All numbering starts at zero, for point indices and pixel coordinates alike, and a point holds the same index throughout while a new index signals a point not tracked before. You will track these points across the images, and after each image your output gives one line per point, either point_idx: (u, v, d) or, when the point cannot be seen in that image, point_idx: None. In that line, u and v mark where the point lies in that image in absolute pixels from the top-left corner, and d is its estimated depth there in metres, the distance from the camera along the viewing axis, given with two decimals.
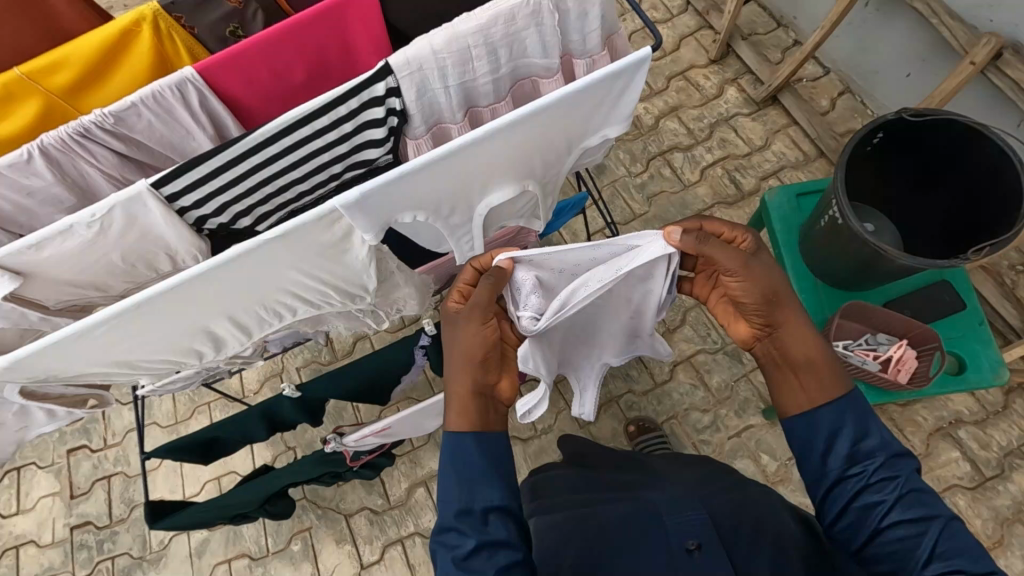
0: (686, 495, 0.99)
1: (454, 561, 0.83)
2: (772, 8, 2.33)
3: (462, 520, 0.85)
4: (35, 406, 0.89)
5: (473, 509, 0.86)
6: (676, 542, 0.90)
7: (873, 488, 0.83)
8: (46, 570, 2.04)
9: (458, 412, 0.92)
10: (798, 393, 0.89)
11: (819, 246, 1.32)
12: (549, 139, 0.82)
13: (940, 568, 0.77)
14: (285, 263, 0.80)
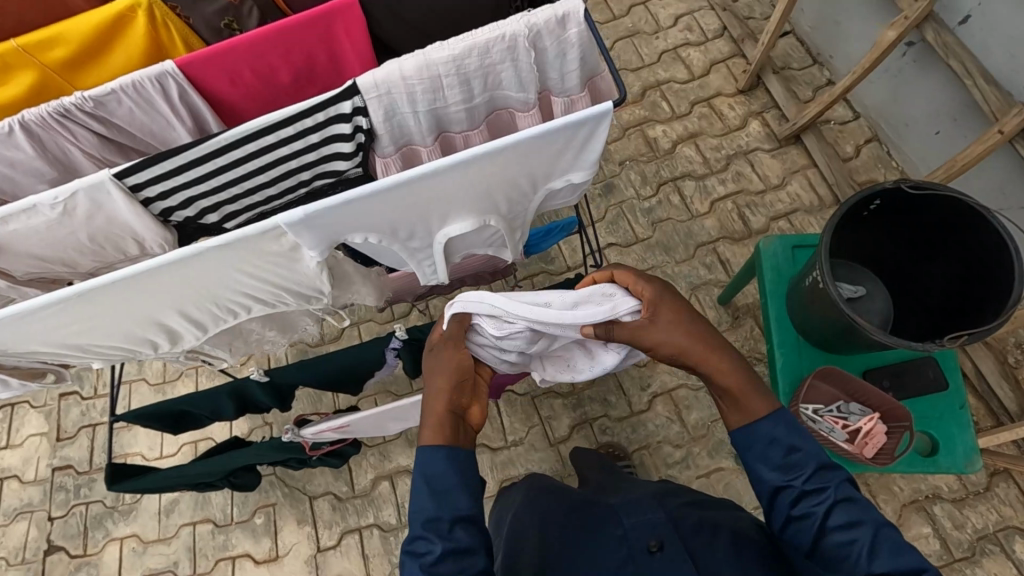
0: (646, 501, 1.01)
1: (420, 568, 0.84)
2: (810, 44, 2.27)
3: (429, 528, 0.86)
4: None
5: (442, 516, 0.87)
6: (638, 544, 0.91)
7: (809, 497, 0.85)
8: (25, 506, 2.12)
9: (434, 427, 0.90)
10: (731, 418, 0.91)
11: (801, 303, 1.29)
12: (509, 178, 0.80)
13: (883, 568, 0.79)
14: (235, 270, 0.80)
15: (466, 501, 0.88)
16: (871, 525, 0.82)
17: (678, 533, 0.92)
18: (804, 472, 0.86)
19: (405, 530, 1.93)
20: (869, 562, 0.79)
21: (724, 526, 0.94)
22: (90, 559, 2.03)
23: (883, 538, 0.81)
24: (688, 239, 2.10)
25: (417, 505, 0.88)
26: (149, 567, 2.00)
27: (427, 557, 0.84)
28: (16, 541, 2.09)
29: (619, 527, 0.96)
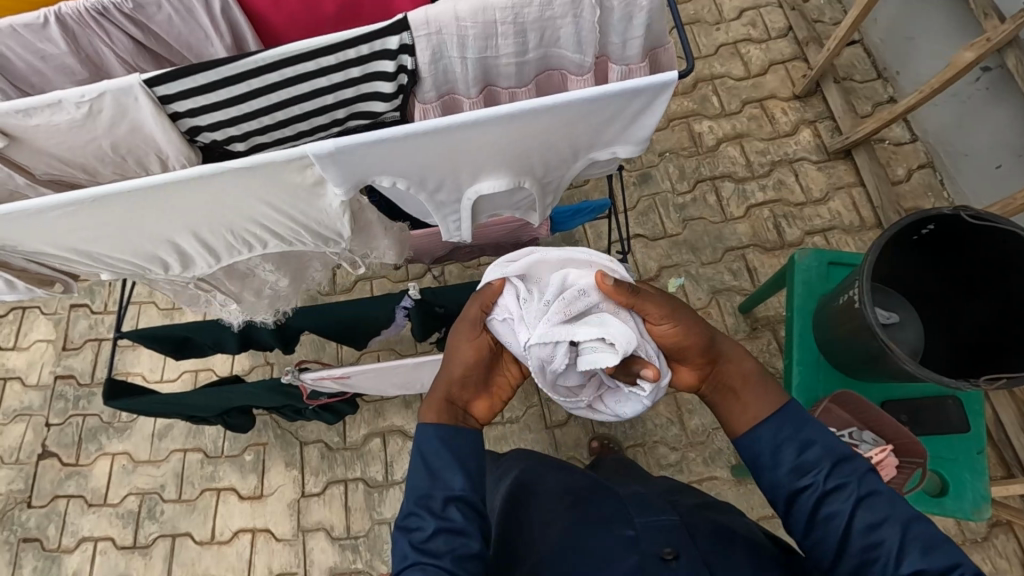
0: (653, 502, 0.99)
1: (410, 544, 0.86)
2: (877, 56, 2.16)
3: (421, 505, 0.88)
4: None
5: (436, 494, 0.89)
6: (651, 550, 0.87)
7: (830, 497, 0.85)
8: (25, 408, 2.17)
9: (435, 405, 0.95)
10: (738, 419, 0.93)
11: (831, 326, 1.24)
12: (553, 141, 0.75)
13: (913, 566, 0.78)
14: (253, 195, 0.76)
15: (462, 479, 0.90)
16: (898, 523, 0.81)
17: (691, 541, 0.89)
18: (822, 472, 0.85)
19: (390, 489, 1.92)
20: (896, 565, 0.79)
21: (739, 536, 0.92)
22: (81, 469, 2.06)
23: (911, 537, 0.80)
24: (717, 241, 2.04)
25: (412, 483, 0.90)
26: (135, 486, 2.02)
27: (419, 533, 0.86)
28: (12, 441, 2.13)
29: (628, 529, 0.93)
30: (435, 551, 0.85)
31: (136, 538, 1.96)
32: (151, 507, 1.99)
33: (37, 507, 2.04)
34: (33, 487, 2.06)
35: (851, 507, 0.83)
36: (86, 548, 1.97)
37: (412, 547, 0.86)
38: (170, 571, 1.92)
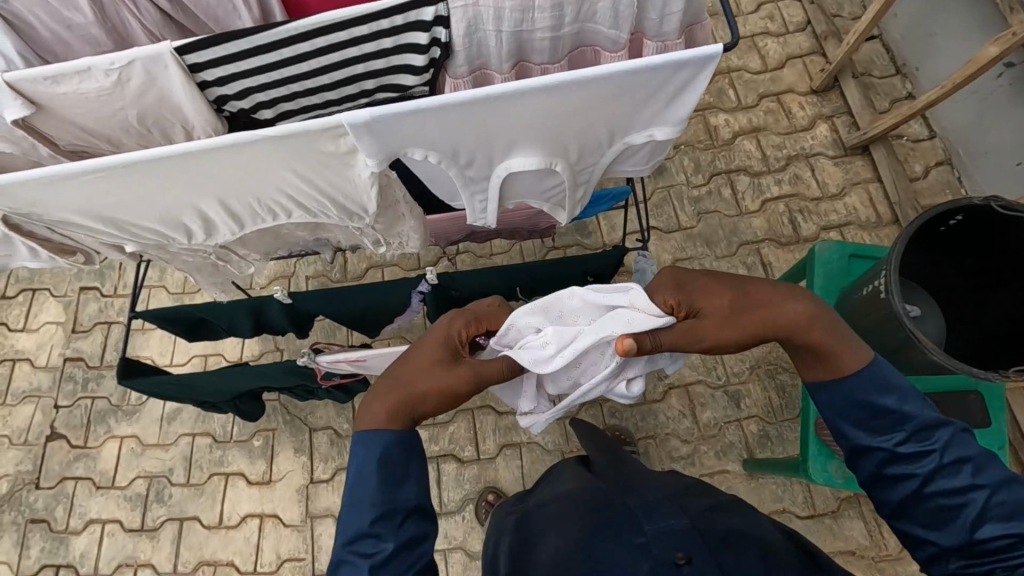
0: (667, 503, 0.94)
1: (368, 568, 0.81)
2: (896, 52, 2.14)
3: (378, 525, 0.83)
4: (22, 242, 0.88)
5: (396, 510, 0.85)
6: (664, 554, 0.83)
7: (901, 460, 0.81)
8: (34, 389, 2.16)
9: (381, 412, 0.89)
10: (812, 372, 0.87)
11: (855, 317, 1.23)
12: (588, 117, 0.74)
13: (993, 530, 0.75)
14: (286, 163, 0.75)
15: (414, 489, 0.87)
16: (986, 489, 0.77)
17: (703, 543, 0.85)
18: (901, 434, 0.81)
19: None
20: (973, 529, 0.76)
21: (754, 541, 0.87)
22: (89, 452, 2.06)
23: (995, 504, 0.76)
24: (732, 235, 2.03)
25: (358, 497, 0.85)
26: (144, 469, 2.02)
27: (375, 556, 0.82)
28: (21, 422, 2.12)
29: (640, 533, 0.88)
30: (394, 572, 0.82)
31: (144, 521, 1.96)
32: (159, 490, 1.99)
33: (45, 488, 2.04)
34: (41, 468, 2.06)
35: (931, 470, 0.79)
36: (94, 530, 1.97)
37: (369, 572, 0.80)
38: (178, 554, 1.92)
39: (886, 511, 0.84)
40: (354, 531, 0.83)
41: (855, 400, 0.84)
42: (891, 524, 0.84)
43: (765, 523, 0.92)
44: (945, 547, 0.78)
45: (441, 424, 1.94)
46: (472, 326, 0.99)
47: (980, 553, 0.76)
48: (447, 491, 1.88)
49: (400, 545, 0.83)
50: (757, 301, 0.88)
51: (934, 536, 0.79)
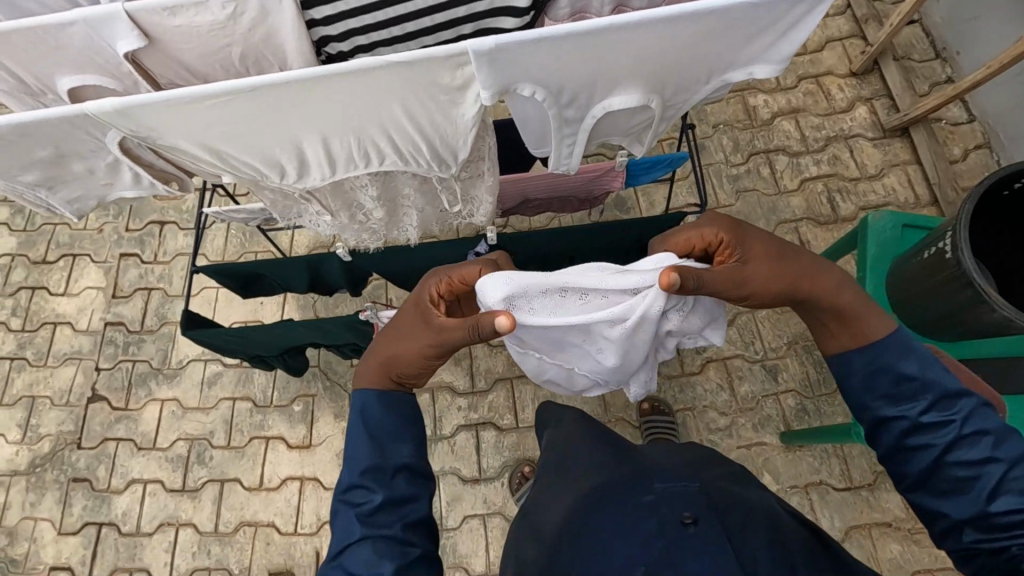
0: (677, 472, 1.03)
1: (356, 515, 0.92)
2: (936, 36, 2.16)
3: (366, 477, 0.94)
4: (128, 170, 0.91)
5: (386, 466, 0.96)
6: (672, 515, 0.90)
7: (924, 431, 0.87)
8: (75, 352, 2.19)
9: (372, 371, 1.04)
10: (840, 340, 0.95)
11: (909, 282, 1.26)
12: (696, 54, 0.77)
13: (1005, 504, 0.81)
14: (400, 95, 0.77)
15: (408, 450, 0.99)
16: (1004, 462, 0.83)
17: (710, 505, 0.92)
18: (923, 403, 0.88)
19: (439, 443, 1.93)
20: (987, 501, 0.82)
21: (757, 508, 0.94)
22: (131, 414, 2.09)
23: (1011, 478, 0.82)
24: (770, 214, 2.05)
25: (354, 454, 0.97)
26: (185, 432, 2.05)
27: (364, 505, 0.93)
28: (62, 384, 2.15)
29: (649, 495, 0.96)
30: (383, 520, 0.93)
31: (186, 482, 1.99)
32: (200, 452, 2.02)
33: (87, 448, 2.07)
34: (83, 429, 2.09)
35: (950, 440, 0.85)
36: (136, 490, 2.00)
37: (359, 521, 0.92)
38: (219, 514, 1.95)
39: (910, 483, 0.90)
40: (348, 484, 0.95)
41: (878, 363, 0.92)
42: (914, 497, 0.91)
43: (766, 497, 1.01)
44: (958, 518, 0.84)
45: (480, 392, 1.97)
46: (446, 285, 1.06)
47: (995, 526, 0.81)
48: (486, 457, 1.91)
49: (389, 497, 0.94)
50: (785, 257, 0.99)
51: (952, 506, 0.85)
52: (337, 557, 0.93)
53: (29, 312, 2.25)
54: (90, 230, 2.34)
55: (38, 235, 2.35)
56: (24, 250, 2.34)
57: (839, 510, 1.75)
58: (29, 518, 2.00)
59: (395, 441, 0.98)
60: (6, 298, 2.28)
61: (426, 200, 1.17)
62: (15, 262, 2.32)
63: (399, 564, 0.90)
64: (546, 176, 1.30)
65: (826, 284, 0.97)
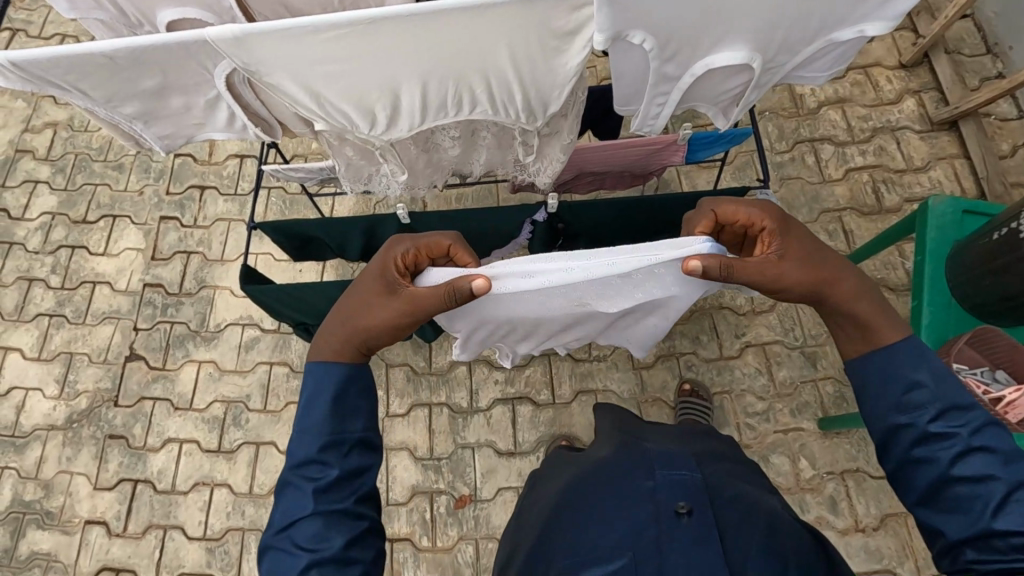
0: (681, 457, 0.97)
1: (311, 492, 0.84)
2: (988, 31, 2.15)
3: (327, 452, 0.86)
4: (226, 105, 0.95)
5: (341, 440, 0.87)
6: (665, 504, 0.87)
7: (929, 443, 0.80)
8: (113, 311, 2.20)
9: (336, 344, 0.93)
10: (856, 347, 0.89)
11: (970, 264, 1.26)
12: (809, 6, 0.80)
13: (1010, 524, 0.73)
14: (507, 34, 0.80)
15: (362, 422, 0.89)
16: (1005, 481, 0.75)
17: (710, 502, 0.88)
18: (932, 412, 0.80)
19: (475, 416, 1.94)
20: (990, 518, 0.74)
21: (761, 513, 0.90)
22: (168, 374, 2.11)
23: (1014, 499, 0.74)
24: (814, 202, 2.04)
25: (310, 426, 0.87)
26: (221, 394, 2.06)
27: (319, 481, 0.84)
28: (100, 342, 2.17)
29: (649, 480, 0.92)
30: (335, 497, 0.85)
31: (222, 443, 2.01)
32: (236, 415, 2.04)
33: (124, 406, 2.08)
34: (120, 387, 2.11)
35: (954, 454, 0.77)
36: (172, 449, 2.02)
37: (314, 495, 0.83)
38: (254, 476, 1.97)
39: (914, 498, 0.81)
40: (303, 457, 0.85)
41: (886, 372, 0.85)
42: (915, 512, 0.82)
43: (774, 502, 0.98)
44: (957, 536, 0.76)
45: (517, 366, 1.98)
46: (414, 254, 0.97)
47: (992, 547, 0.74)
48: (522, 431, 1.91)
49: (343, 474, 0.85)
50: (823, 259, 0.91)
51: (949, 524, 0.77)
52: (283, 531, 0.84)
53: (68, 271, 2.26)
54: (131, 192, 2.36)
55: (78, 196, 2.36)
56: (64, 209, 2.35)
57: (875, 498, 1.75)
58: (65, 472, 2.02)
59: (345, 415, 0.88)
60: (46, 256, 2.29)
61: (500, 143, 1.21)
62: (55, 221, 2.34)
63: (349, 537, 0.83)
64: (606, 153, 1.29)
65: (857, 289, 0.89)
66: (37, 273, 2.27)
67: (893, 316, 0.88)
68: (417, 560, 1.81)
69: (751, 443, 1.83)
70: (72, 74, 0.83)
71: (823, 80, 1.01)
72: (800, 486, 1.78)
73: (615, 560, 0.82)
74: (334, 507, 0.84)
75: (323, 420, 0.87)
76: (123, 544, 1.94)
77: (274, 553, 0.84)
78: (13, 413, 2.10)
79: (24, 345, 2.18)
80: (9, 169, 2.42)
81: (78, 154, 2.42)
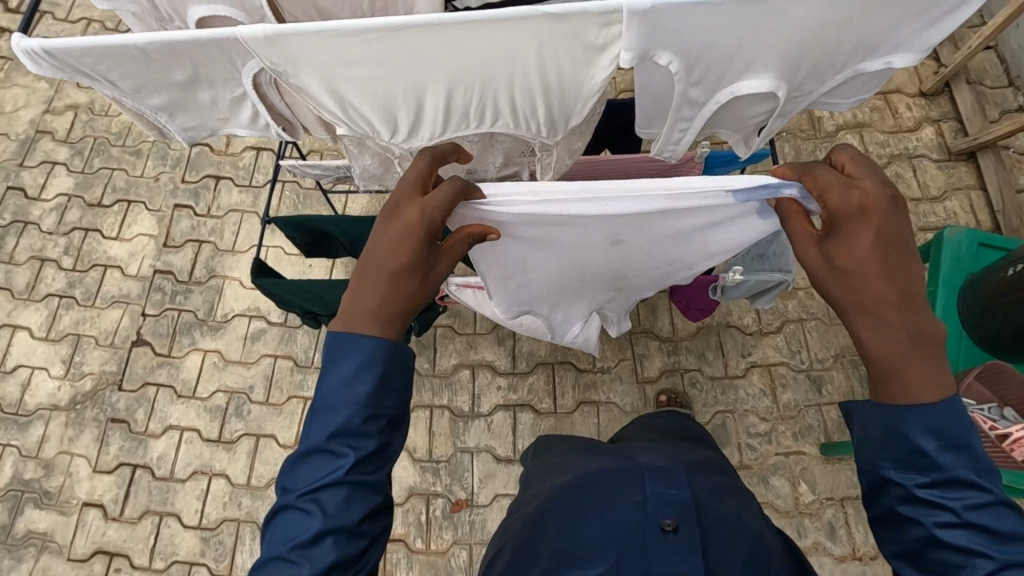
0: (675, 472, 0.95)
1: (339, 468, 0.79)
2: (1011, 64, 2.14)
3: (367, 423, 0.82)
4: (253, 104, 0.97)
5: (380, 413, 0.83)
6: (653, 518, 0.85)
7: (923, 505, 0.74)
8: (123, 295, 2.22)
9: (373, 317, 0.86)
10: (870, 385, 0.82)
11: (985, 298, 1.26)
12: (839, 37, 0.82)
13: None
14: (534, 47, 0.80)
15: (394, 400, 0.84)
16: (996, 560, 0.70)
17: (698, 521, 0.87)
18: (926, 477, 0.75)
19: (476, 420, 1.94)
20: None
21: (747, 534, 0.90)
22: (173, 360, 2.12)
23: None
24: None
25: (348, 395, 0.82)
26: (225, 384, 2.07)
27: (358, 451, 0.81)
28: (109, 325, 2.18)
29: (639, 493, 0.90)
30: (366, 469, 0.81)
31: (222, 433, 2.02)
32: (239, 405, 2.04)
33: (128, 390, 2.09)
34: (125, 370, 2.12)
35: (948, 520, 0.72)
36: (172, 436, 2.03)
37: (345, 466, 0.80)
38: (253, 467, 1.97)
39: (893, 549, 0.78)
40: (342, 424, 0.81)
41: (892, 425, 0.77)
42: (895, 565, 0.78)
43: (756, 517, 0.98)
44: None
45: (521, 374, 1.97)
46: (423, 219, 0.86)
47: None
48: (522, 439, 1.91)
49: (381, 447, 0.82)
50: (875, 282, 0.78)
51: None
52: (307, 494, 0.80)
53: (80, 253, 2.28)
54: (147, 178, 2.37)
55: (95, 179, 2.38)
56: (80, 191, 2.37)
57: None
58: (66, 453, 2.03)
59: (382, 391, 0.83)
60: (60, 237, 2.31)
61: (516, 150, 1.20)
62: (71, 202, 2.36)
63: (366, 510, 0.81)
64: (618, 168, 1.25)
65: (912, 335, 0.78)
66: (50, 253, 2.29)
67: (936, 377, 0.76)
68: (410, 561, 1.81)
69: (752, 464, 1.82)
70: (104, 64, 0.83)
71: (846, 105, 1.03)
72: (799, 510, 1.77)
73: (594, 564, 0.82)
74: (363, 480, 0.81)
75: (362, 398, 0.82)
76: (119, 527, 1.94)
77: (290, 513, 0.81)
78: (19, 390, 2.12)
79: (33, 324, 2.20)
80: (28, 149, 2.44)
81: (97, 138, 2.44)
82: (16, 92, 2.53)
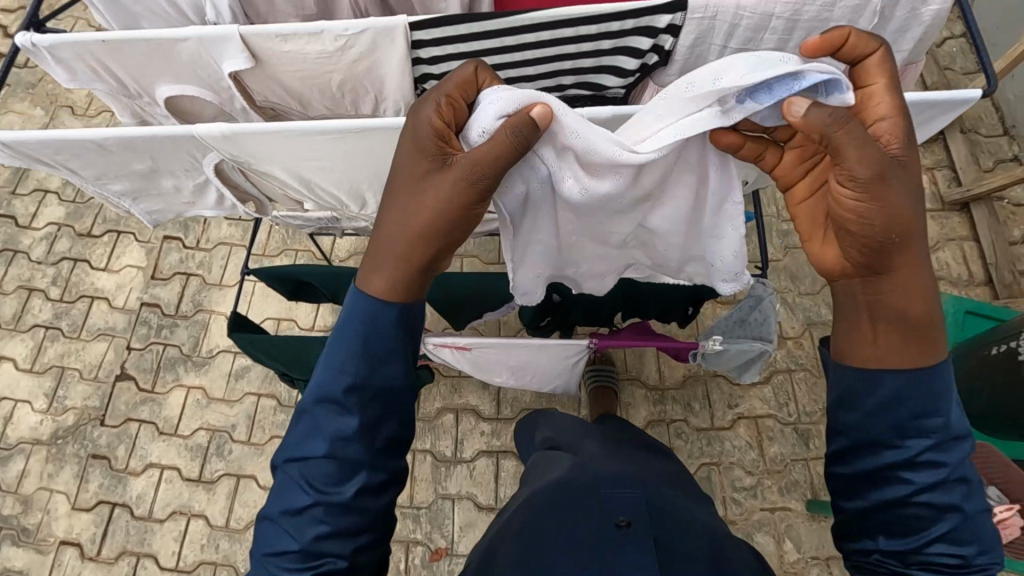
0: (633, 480, 0.97)
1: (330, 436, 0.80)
2: (1006, 113, 2.12)
3: (353, 395, 0.80)
4: (216, 186, 0.96)
5: (369, 384, 0.81)
6: (608, 516, 0.86)
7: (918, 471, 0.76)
8: (109, 328, 2.21)
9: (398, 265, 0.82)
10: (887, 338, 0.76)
11: (973, 374, 1.23)
12: None
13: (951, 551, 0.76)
14: None
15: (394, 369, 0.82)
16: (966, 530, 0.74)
17: (652, 519, 0.87)
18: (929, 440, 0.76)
19: (458, 466, 1.91)
20: None
21: (706, 535, 0.88)
22: (156, 397, 2.10)
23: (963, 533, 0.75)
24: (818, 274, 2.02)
25: (339, 359, 0.81)
26: (207, 422, 2.06)
27: (343, 427, 0.80)
28: (93, 358, 2.17)
29: (599, 499, 0.91)
30: (355, 446, 0.81)
31: (202, 473, 2.00)
32: (220, 444, 2.03)
33: (110, 426, 2.08)
34: (108, 406, 2.10)
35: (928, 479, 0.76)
36: (152, 474, 2.01)
37: (332, 439, 0.80)
38: (232, 509, 1.95)
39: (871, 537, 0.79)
40: (326, 392, 0.81)
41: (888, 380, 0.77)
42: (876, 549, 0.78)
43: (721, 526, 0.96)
44: None
45: (505, 420, 1.96)
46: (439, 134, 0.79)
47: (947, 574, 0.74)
48: (504, 486, 1.89)
49: (365, 422, 0.81)
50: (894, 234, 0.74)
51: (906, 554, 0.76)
52: (297, 460, 0.82)
53: (68, 284, 2.28)
54: None
55: (86, 209, 2.38)
56: (71, 221, 2.36)
57: None
58: (45, 489, 2.01)
59: (376, 363, 0.81)
60: (48, 267, 2.30)
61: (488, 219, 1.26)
62: (60, 232, 2.35)
63: (361, 484, 0.81)
64: None
65: (916, 294, 0.75)
66: (38, 283, 2.28)
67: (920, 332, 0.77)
68: None
69: (737, 520, 1.79)
70: (61, 154, 0.83)
71: None
72: (784, 569, 1.74)
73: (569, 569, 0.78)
74: (350, 455, 0.80)
75: (354, 365, 0.80)
76: (95, 567, 1.92)
77: (285, 480, 0.83)
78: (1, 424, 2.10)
79: (18, 355, 2.19)
80: (20, 177, 2.44)
81: None
82: (11, 119, 2.53)
